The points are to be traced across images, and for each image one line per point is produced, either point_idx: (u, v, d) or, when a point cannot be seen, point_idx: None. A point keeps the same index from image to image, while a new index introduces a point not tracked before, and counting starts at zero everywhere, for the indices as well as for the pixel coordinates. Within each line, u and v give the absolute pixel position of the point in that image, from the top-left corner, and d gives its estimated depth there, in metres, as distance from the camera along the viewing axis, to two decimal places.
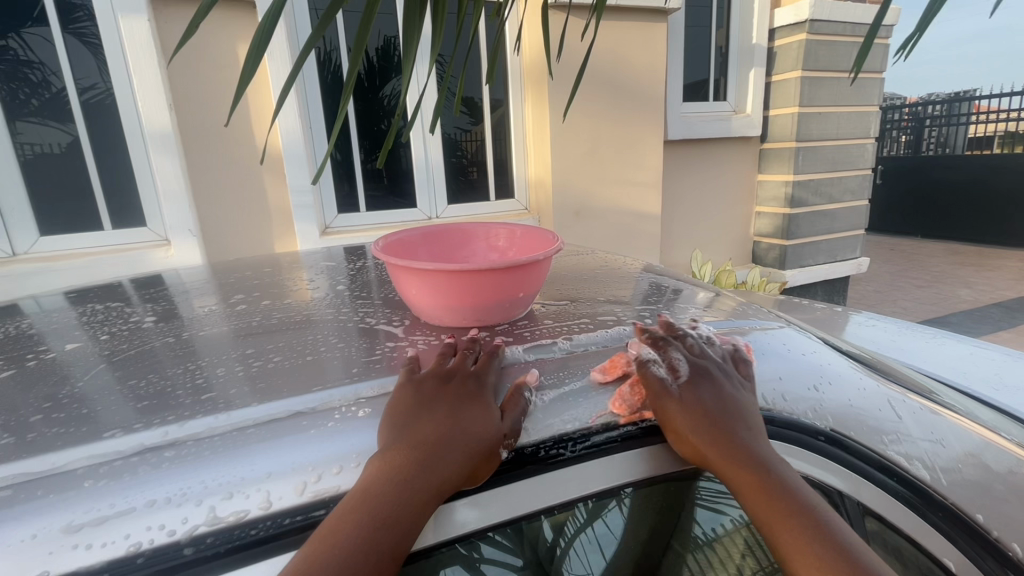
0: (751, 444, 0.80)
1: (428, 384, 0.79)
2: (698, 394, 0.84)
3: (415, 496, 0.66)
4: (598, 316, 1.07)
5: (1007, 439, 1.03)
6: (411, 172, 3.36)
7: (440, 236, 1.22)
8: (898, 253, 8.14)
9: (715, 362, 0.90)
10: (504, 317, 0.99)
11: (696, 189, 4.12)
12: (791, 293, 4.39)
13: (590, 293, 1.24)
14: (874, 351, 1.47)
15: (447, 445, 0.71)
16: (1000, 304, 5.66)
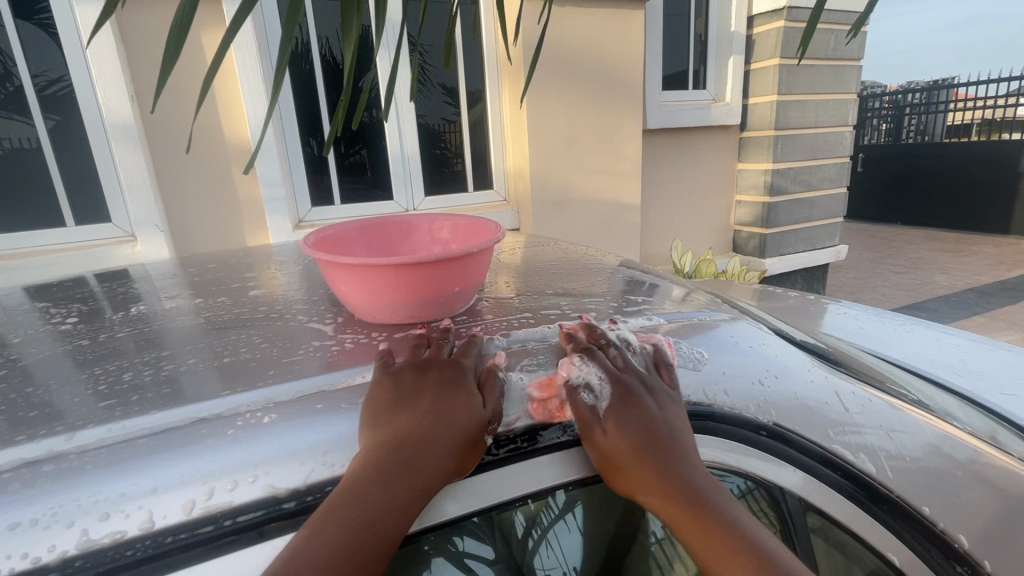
0: (685, 473, 0.76)
1: (405, 377, 0.77)
2: (625, 419, 0.78)
3: (400, 498, 0.66)
4: (545, 309, 1.04)
5: (964, 428, 1.03)
6: (387, 164, 3.30)
7: (379, 230, 1.20)
8: (879, 240, 8.23)
9: (641, 374, 0.83)
10: (442, 312, 0.96)
11: (675, 178, 4.11)
12: (772, 281, 4.41)
13: (547, 286, 1.21)
14: (839, 341, 1.47)
15: (429, 442, 0.70)
16: (976, 289, 5.75)
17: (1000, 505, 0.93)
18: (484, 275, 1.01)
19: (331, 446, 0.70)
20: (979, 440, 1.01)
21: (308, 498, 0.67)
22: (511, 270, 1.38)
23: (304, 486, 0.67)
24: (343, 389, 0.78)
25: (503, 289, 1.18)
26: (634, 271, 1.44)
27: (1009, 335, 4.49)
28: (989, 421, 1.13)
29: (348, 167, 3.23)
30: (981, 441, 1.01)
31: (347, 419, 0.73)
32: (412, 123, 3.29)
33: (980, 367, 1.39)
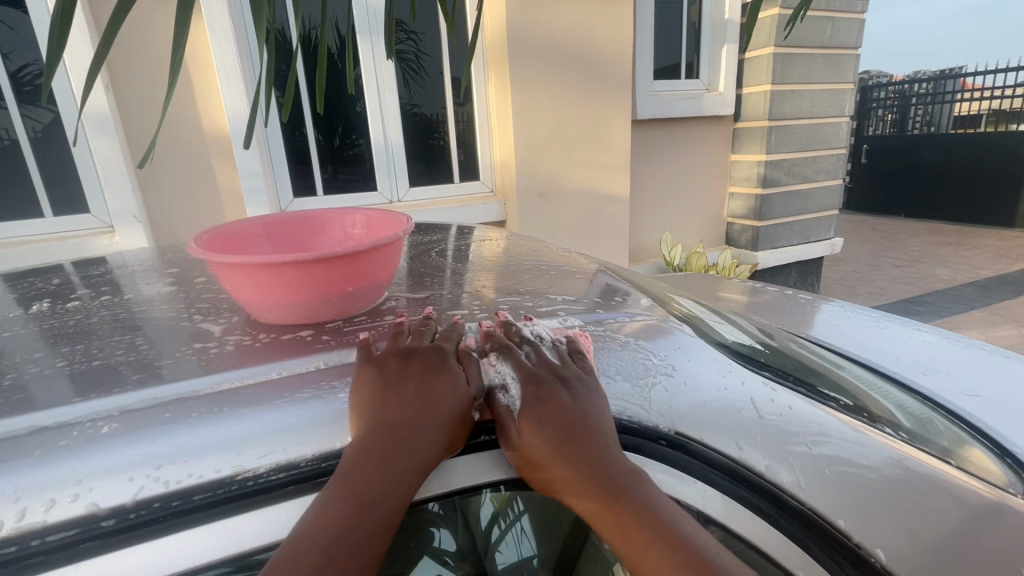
0: (602, 467, 0.71)
1: (392, 361, 0.74)
2: (538, 417, 0.72)
3: (398, 477, 0.64)
4: (476, 306, 0.98)
5: (898, 435, 0.99)
6: (370, 154, 3.26)
7: (288, 224, 1.14)
8: (879, 233, 8.14)
9: (555, 366, 0.79)
10: (339, 313, 0.86)
11: (666, 170, 4.05)
12: (764, 274, 4.36)
13: (492, 280, 1.16)
14: (802, 343, 1.42)
15: (421, 421, 0.68)
16: (975, 283, 5.69)
17: (932, 521, 0.87)
18: (391, 270, 0.91)
19: (170, 457, 0.62)
20: (914, 447, 0.97)
21: (130, 517, 0.58)
22: (466, 263, 1.32)
23: (131, 502, 0.58)
24: (200, 396, 0.69)
25: (451, 283, 1.13)
26: (615, 280, 1.31)
27: (1006, 329, 4.44)
28: (935, 425, 1.09)
29: (331, 156, 3.20)
30: (916, 448, 0.97)
31: (196, 428, 0.65)
32: (396, 114, 3.24)
33: (946, 367, 1.34)
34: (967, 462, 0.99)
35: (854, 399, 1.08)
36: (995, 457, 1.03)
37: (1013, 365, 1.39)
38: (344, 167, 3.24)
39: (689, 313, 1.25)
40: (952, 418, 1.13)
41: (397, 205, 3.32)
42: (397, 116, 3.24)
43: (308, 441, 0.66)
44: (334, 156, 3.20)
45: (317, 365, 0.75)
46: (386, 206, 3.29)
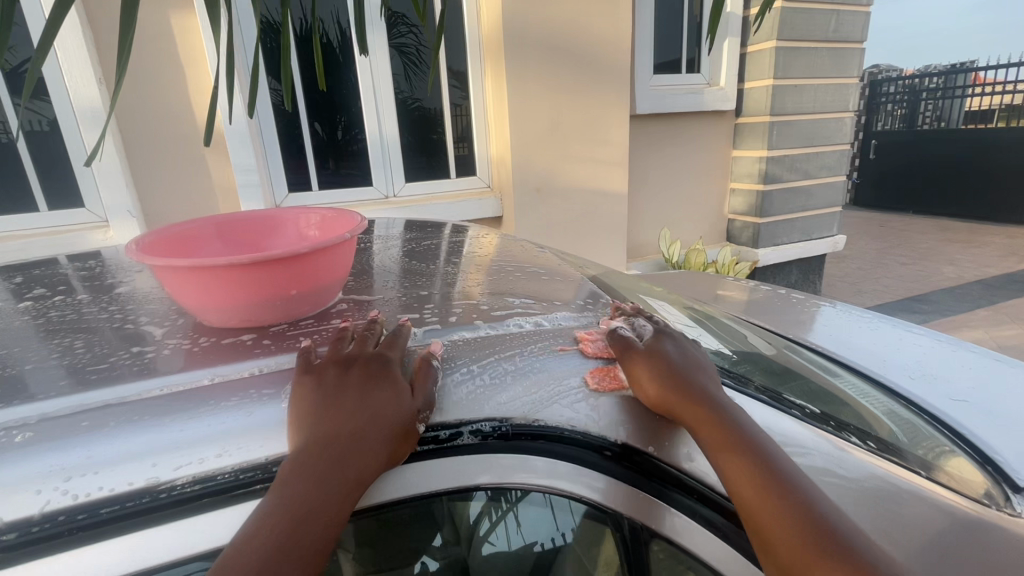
0: (702, 382, 0.80)
1: (331, 371, 0.71)
2: (662, 346, 0.84)
3: (336, 492, 0.60)
4: (433, 307, 0.95)
5: (867, 445, 0.93)
6: (366, 150, 3.26)
7: (240, 223, 1.13)
8: (886, 229, 8.03)
9: (673, 330, 0.92)
10: (282, 317, 0.83)
11: (665, 165, 4.01)
12: (766, 271, 4.31)
13: (463, 279, 1.13)
14: (790, 351, 1.39)
15: (360, 432, 0.64)
16: (982, 281, 5.60)
17: (897, 528, 0.84)
18: (342, 271, 0.89)
19: (80, 468, 0.58)
20: (885, 458, 0.91)
21: (33, 530, 0.55)
22: (442, 260, 1.29)
23: (37, 514, 0.55)
24: (125, 403, 0.66)
25: (421, 282, 1.10)
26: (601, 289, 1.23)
27: (1013, 329, 4.36)
28: (905, 428, 1.07)
29: (326, 151, 3.19)
30: (887, 458, 0.92)
31: (112, 437, 0.61)
32: (390, 109, 3.23)
33: (931, 371, 1.31)
34: (944, 473, 0.94)
35: (821, 408, 1.04)
36: (973, 463, 1.00)
37: (1009, 370, 1.35)
38: (338, 161, 3.23)
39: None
40: (928, 423, 1.11)
41: (392, 200, 3.30)
42: (391, 111, 3.23)
43: (230, 453, 0.62)
44: (329, 150, 3.19)
45: (251, 371, 0.73)
46: (382, 201, 3.27)
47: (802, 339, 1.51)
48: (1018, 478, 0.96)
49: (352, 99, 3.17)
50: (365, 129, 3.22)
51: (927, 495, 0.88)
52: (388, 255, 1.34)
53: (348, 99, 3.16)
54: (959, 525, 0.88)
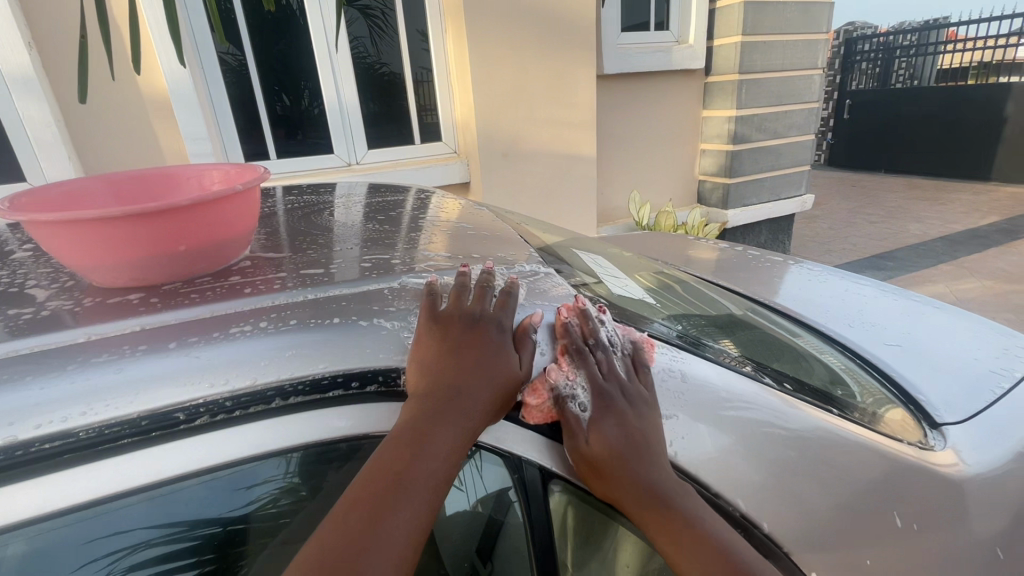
0: (655, 477, 0.74)
1: (454, 328, 0.74)
2: (606, 430, 0.74)
3: (454, 439, 0.66)
4: (341, 262, 0.91)
5: (783, 386, 0.96)
6: (325, 116, 3.13)
7: (135, 184, 1.10)
8: (858, 189, 8.13)
9: (622, 381, 0.79)
10: (176, 275, 0.79)
11: (635, 128, 3.97)
12: (735, 233, 4.33)
13: (396, 238, 1.10)
14: (752, 313, 1.39)
15: (475, 389, 0.69)
16: (946, 237, 5.74)
17: (823, 469, 0.86)
18: (242, 225, 0.86)
19: None
20: (802, 398, 0.94)
21: None
22: (380, 220, 1.25)
23: None
24: None
25: (347, 240, 1.06)
26: (541, 252, 1.22)
27: (971, 282, 4.50)
28: (828, 368, 1.12)
29: (284, 120, 3.09)
30: (805, 398, 0.94)
31: None
32: (348, 72, 3.10)
33: (867, 319, 1.34)
34: (869, 417, 0.97)
35: (748, 355, 1.07)
36: (897, 404, 1.04)
37: (944, 315, 1.39)
38: (299, 133, 3.13)
39: (602, 284, 1.19)
40: (860, 367, 1.15)
41: (354, 167, 3.21)
42: (349, 74, 3.11)
43: (96, 411, 0.59)
44: (290, 121, 3.10)
45: (132, 327, 0.69)
46: (344, 169, 3.17)
47: (758, 297, 1.53)
48: (936, 415, 1.00)
49: (308, 63, 3.04)
50: (320, 93, 3.09)
51: (847, 435, 0.90)
52: (324, 214, 1.29)
53: (304, 63, 3.03)
54: (880, 470, 0.88)
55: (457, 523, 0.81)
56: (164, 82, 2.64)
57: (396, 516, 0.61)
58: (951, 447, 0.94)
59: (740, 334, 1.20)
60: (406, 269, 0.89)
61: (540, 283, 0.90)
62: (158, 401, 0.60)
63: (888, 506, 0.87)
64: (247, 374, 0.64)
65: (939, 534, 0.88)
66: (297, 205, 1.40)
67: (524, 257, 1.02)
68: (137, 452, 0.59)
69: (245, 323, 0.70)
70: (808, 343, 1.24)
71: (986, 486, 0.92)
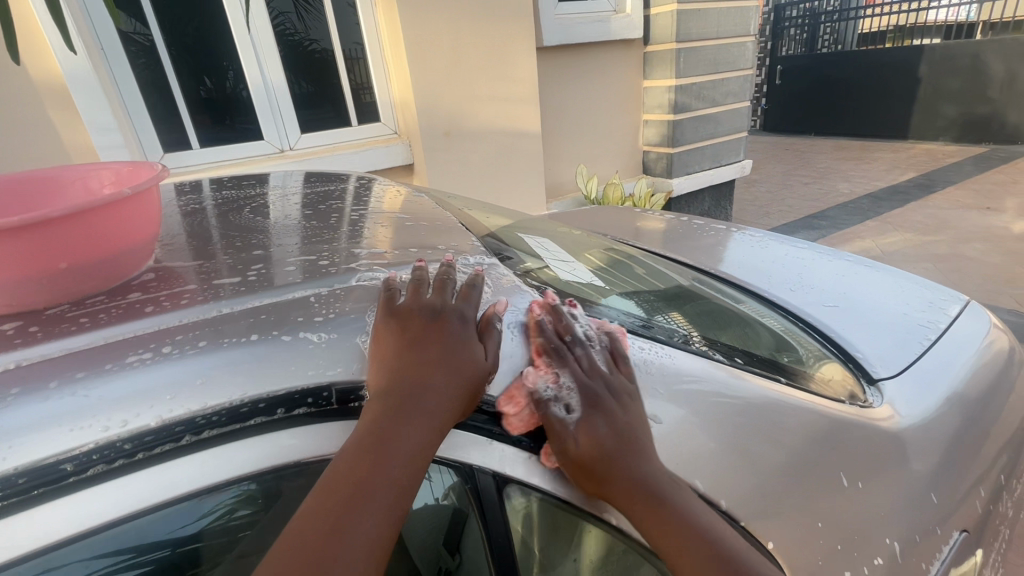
0: (644, 471, 0.72)
1: (414, 322, 0.71)
2: (596, 430, 0.72)
3: (418, 438, 0.63)
4: (262, 267, 0.83)
5: (734, 359, 0.98)
6: (250, 100, 2.92)
7: (7, 191, 0.97)
8: (792, 152, 8.50)
9: (606, 376, 0.76)
10: (60, 295, 0.71)
11: (577, 101, 3.94)
12: (680, 201, 4.43)
13: (327, 233, 1.02)
14: (698, 283, 1.41)
15: (440, 385, 0.66)
16: (871, 195, 6.11)
17: (772, 429, 0.87)
18: (135, 234, 0.77)
19: None
20: (750, 370, 0.96)
21: None
22: (311, 214, 1.16)
23: None
24: None
25: (274, 240, 0.98)
26: (485, 239, 1.17)
27: (895, 236, 4.82)
28: (767, 331, 1.17)
29: (207, 105, 2.86)
30: (754, 370, 0.97)
31: None
32: (271, 50, 2.89)
33: (806, 281, 1.39)
34: (811, 379, 1.02)
35: (696, 330, 1.08)
36: (837, 363, 1.09)
37: (871, 272, 1.46)
38: (224, 117, 2.90)
39: (548, 269, 1.16)
40: (802, 330, 1.19)
41: (288, 154, 3.02)
42: (273, 52, 2.90)
43: None
44: (213, 107, 2.87)
45: (6, 365, 0.60)
46: (278, 156, 2.98)
47: (703, 268, 1.55)
48: (872, 371, 1.05)
49: (225, 41, 2.80)
50: (244, 74, 2.87)
51: (794, 401, 0.93)
52: (247, 210, 1.20)
53: (221, 42, 2.79)
54: (828, 432, 0.91)
55: (410, 537, 0.76)
56: (58, 66, 2.36)
57: (357, 526, 0.59)
58: (888, 401, 0.99)
59: (689, 307, 1.21)
60: (335, 269, 0.82)
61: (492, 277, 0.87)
62: (38, 452, 0.53)
63: (834, 460, 0.90)
64: (149, 412, 0.57)
65: (884, 481, 0.92)
66: (219, 201, 1.28)
67: (464, 246, 0.98)
68: (18, 514, 0.51)
69: (145, 349, 0.63)
70: (755, 309, 1.27)
71: (920, 433, 0.98)
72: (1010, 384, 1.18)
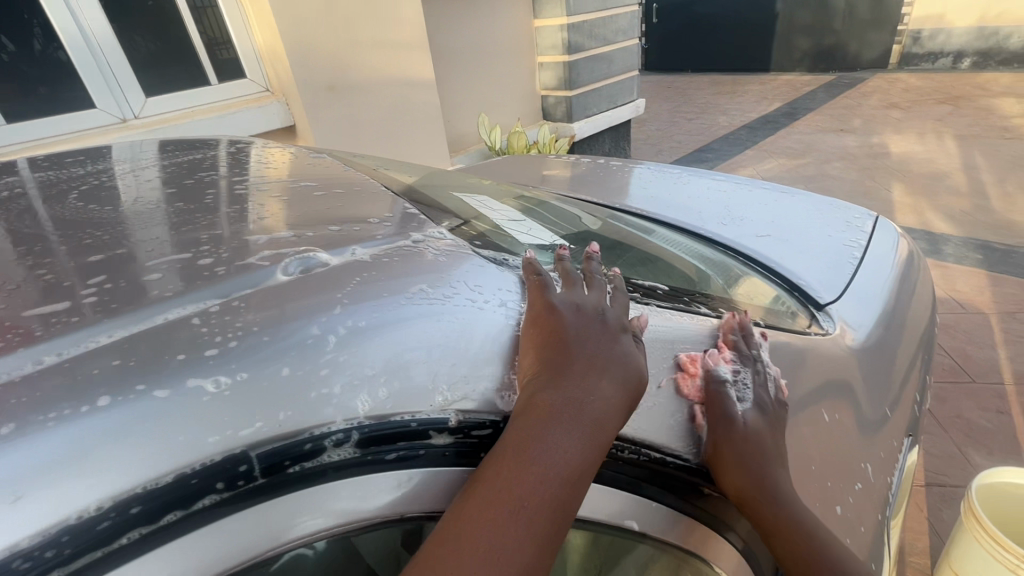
0: (796, 496, 0.69)
1: (577, 317, 0.64)
2: (766, 437, 0.70)
3: (581, 452, 0.55)
4: (106, 277, 0.62)
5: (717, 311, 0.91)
6: (66, 59, 2.32)
7: None
8: (674, 89, 8.86)
9: (778, 397, 0.76)
10: None
11: (468, 45, 3.69)
12: (582, 146, 4.41)
13: (189, 216, 0.79)
14: (613, 220, 1.38)
15: (604, 391, 0.58)
16: (748, 125, 6.56)
17: (772, 380, 0.80)
18: None
19: None
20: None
21: None
22: (176, 193, 0.91)
23: None
24: None
25: (113, 234, 0.74)
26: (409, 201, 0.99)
27: (771, 162, 5.23)
28: (722, 272, 1.14)
29: (5, 68, 2.24)
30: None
31: None
32: None
33: (735, 214, 1.39)
34: (741, 305, 1.00)
35: (667, 284, 1.00)
36: (784, 294, 1.09)
37: (788, 197, 1.50)
38: (30, 82, 2.30)
39: (489, 227, 1.02)
40: (744, 264, 1.18)
41: (133, 124, 2.48)
42: None
43: None
44: (20, 73, 2.27)
45: None
46: (119, 128, 2.44)
47: (620, 206, 1.50)
48: (818, 298, 1.07)
49: None
50: (49, 24, 2.26)
51: (787, 343, 0.89)
52: (69, 197, 0.90)
53: None
54: (823, 374, 0.88)
55: None
56: None
57: (517, 553, 0.48)
58: (840, 324, 1.01)
59: (634, 253, 1.14)
60: (221, 270, 0.63)
61: (438, 254, 0.71)
62: None
63: (787, 379, 0.82)
64: None
65: (863, 403, 0.92)
66: (27, 188, 0.96)
67: (388, 217, 0.81)
68: None
69: None
70: (703, 250, 1.23)
71: (874, 349, 1.02)
72: (922, 289, 1.28)
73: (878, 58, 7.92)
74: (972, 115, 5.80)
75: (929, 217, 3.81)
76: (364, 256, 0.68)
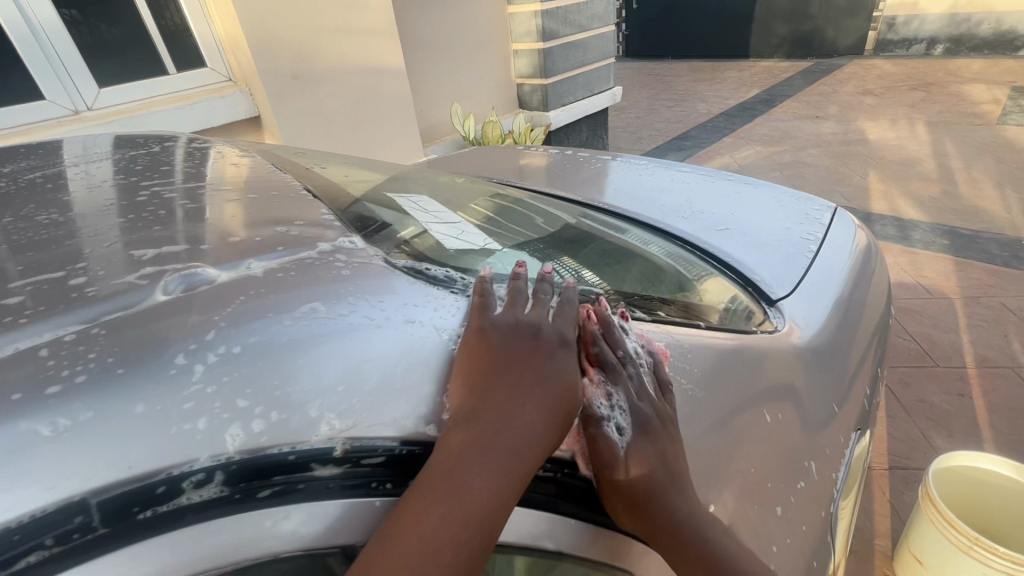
0: (680, 502, 0.65)
1: (510, 338, 0.62)
2: (644, 438, 0.65)
3: (501, 481, 0.53)
4: None
5: (660, 314, 0.90)
6: (10, 48, 2.20)
7: None
8: (654, 75, 8.83)
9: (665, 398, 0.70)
10: None
11: (440, 32, 3.61)
12: (558, 135, 4.37)
13: (80, 227, 0.75)
14: (585, 219, 1.34)
15: (530, 417, 0.57)
16: (726, 112, 6.57)
17: (720, 381, 0.81)
18: None
19: None
20: (674, 323, 0.87)
21: None
22: (78, 199, 0.86)
23: None
24: None
25: None
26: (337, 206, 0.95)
27: (748, 149, 5.25)
28: (690, 269, 1.12)
29: None
30: (677, 321, 0.88)
31: None
32: None
33: (697, 208, 1.38)
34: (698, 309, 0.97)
35: (611, 286, 0.97)
36: (738, 290, 1.08)
37: (751, 189, 1.49)
38: None
39: (422, 231, 0.98)
40: (701, 259, 1.17)
41: (86, 117, 2.37)
42: None
43: None
44: None
45: None
46: (71, 121, 2.33)
47: (591, 203, 1.47)
48: (771, 294, 1.06)
49: None
50: None
51: (738, 343, 0.88)
52: None
53: None
54: (775, 377, 0.88)
55: None
56: None
57: None
58: (790, 321, 1.01)
59: (589, 252, 1.12)
60: (91, 291, 0.59)
61: (343, 268, 0.68)
62: None
63: (739, 378, 0.83)
64: None
65: (811, 400, 0.93)
66: None
67: (300, 225, 0.76)
68: None
69: None
70: (662, 246, 1.22)
71: (823, 346, 1.02)
72: (877, 282, 1.29)
73: (854, 44, 7.98)
74: (943, 102, 5.88)
75: (899, 203, 3.86)
76: (257, 272, 0.64)
